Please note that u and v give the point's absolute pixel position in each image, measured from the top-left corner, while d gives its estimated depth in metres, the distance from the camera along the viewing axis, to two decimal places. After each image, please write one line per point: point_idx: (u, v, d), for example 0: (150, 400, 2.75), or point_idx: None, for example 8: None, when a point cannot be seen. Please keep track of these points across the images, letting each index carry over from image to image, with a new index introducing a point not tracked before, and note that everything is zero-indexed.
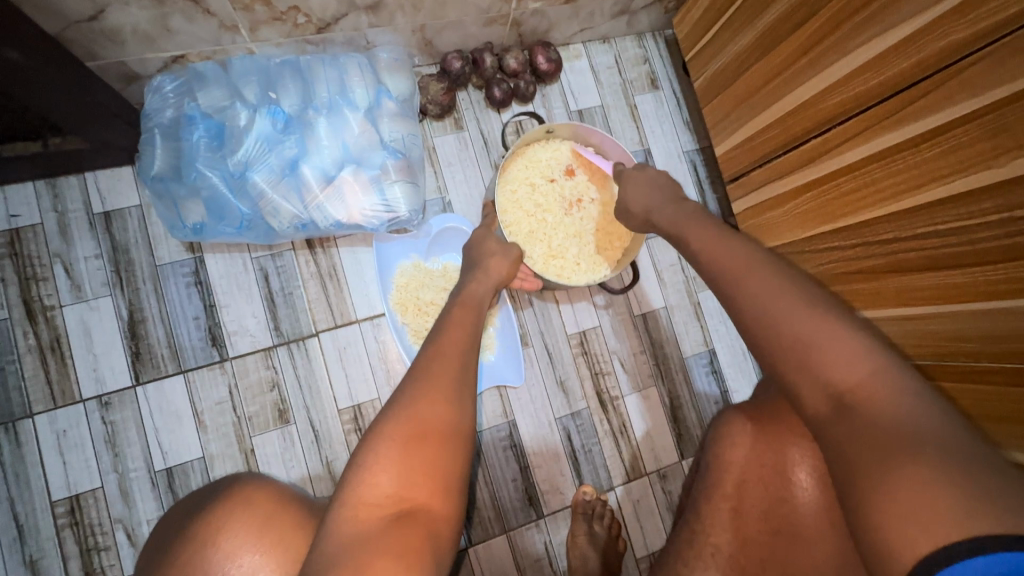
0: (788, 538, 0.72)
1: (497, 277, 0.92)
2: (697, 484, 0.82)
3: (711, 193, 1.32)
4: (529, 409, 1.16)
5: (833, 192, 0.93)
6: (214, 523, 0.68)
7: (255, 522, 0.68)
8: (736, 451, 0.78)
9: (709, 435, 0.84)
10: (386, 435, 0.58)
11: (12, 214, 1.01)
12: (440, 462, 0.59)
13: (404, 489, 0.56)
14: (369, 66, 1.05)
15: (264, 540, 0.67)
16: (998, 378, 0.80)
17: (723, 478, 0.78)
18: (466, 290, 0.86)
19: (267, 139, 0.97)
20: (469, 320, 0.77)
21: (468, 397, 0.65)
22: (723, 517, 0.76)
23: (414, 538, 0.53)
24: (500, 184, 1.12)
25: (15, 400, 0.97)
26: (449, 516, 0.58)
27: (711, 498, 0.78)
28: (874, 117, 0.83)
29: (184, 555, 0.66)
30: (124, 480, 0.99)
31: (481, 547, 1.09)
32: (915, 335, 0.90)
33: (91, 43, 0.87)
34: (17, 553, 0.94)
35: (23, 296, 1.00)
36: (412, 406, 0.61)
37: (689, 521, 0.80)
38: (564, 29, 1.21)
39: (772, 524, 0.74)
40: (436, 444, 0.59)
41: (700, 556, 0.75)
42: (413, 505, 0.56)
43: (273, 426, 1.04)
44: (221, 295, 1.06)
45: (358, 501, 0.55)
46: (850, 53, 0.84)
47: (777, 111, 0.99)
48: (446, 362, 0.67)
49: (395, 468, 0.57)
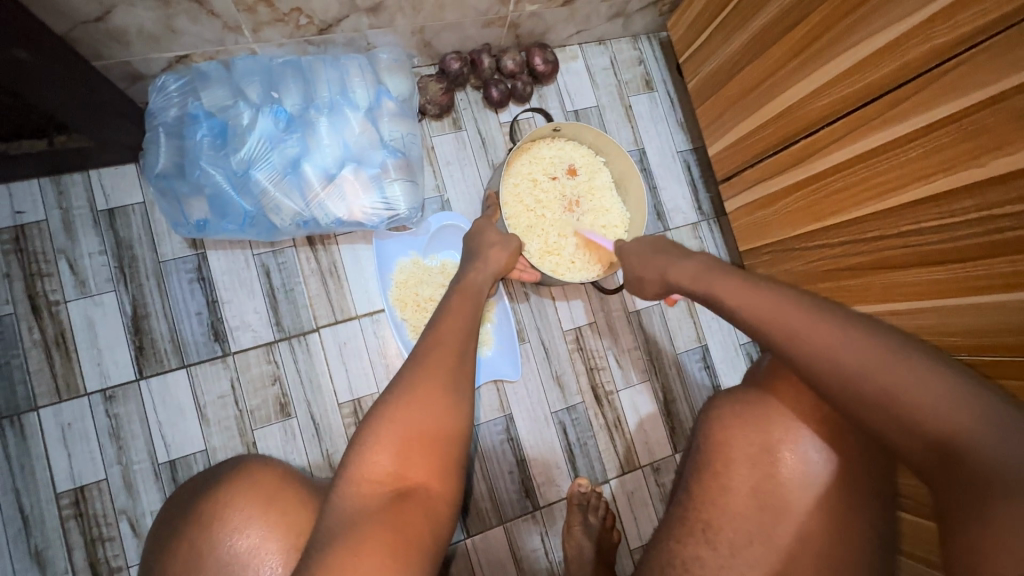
0: (776, 521, 0.75)
1: (496, 267, 0.94)
2: (687, 473, 0.85)
3: (704, 192, 1.35)
4: (526, 403, 1.19)
5: (822, 191, 0.96)
6: (221, 501, 0.70)
7: (262, 499, 0.70)
8: (725, 441, 0.80)
9: (698, 426, 0.87)
10: (386, 419, 0.60)
11: (17, 211, 1.02)
12: (439, 445, 0.61)
13: (405, 468, 0.59)
14: (370, 66, 1.07)
15: (269, 518, 0.69)
16: (1007, 372, 0.79)
17: (712, 468, 0.80)
18: (464, 281, 0.88)
19: (271, 137, 0.99)
20: (467, 311, 0.79)
21: (466, 386, 0.67)
22: (713, 504, 0.78)
23: (414, 514, 0.55)
24: (506, 176, 1.14)
25: (20, 393, 0.99)
26: (448, 495, 0.60)
27: (701, 485, 0.80)
28: (860, 119, 0.86)
29: (191, 537, 0.68)
30: (128, 472, 1.00)
31: (478, 538, 1.12)
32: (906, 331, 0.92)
33: (97, 44, 0.88)
34: (23, 543, 0.96)
35: (29, 291, 1.01)
36: (411, 391, 0.63)
37: (680, 506, 0.82)
38: (560, 31, 1.24)
39: (760, 500, 0.76)
40: (434, 426, 0.61)
41: (690, 540, 0.78)
42: (412, 484, 0.58)
43: (274, 419, 1.06)
44: (223, 291, 1.08)
45: (359, 479, 0.58)
46: (839, 56, 0.87)
47: (768, 112, 1.02)
48: (444, 350, 0.69)
49: (395, 452, 0.59)
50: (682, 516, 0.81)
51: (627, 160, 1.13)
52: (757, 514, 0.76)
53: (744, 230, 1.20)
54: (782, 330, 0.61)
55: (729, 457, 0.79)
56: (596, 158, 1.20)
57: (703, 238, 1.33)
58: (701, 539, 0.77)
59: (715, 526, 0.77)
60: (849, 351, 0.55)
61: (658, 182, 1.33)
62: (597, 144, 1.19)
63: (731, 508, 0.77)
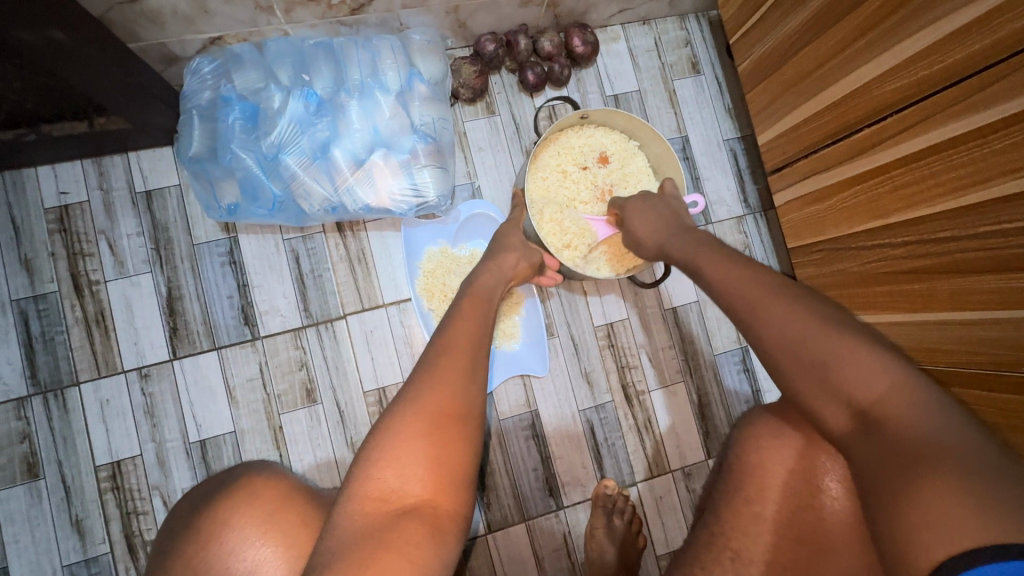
0: (813, 549, 0.70)
1: (508, 270, 0.91)
2: (716, 490, 0.80)
3: (751, 183, 1.26)
4: (553, 399, 1.15)
5: (885, 186, 0.87)
6: (217, 519, 0.71)
7: (263, 517, 0.71)
8: (759, 460, 0.75)
9: (732, 438, 0.82)
10: (391, 435, 0.58)
11: (62, 191, 1.05)
12: (442, 452, 0.59)
13: (404, 487, 0.56)
14: (402, 47, 1.04)
15: (270, 537, 0.70)
16: (989, 385, 0.84)
17: (745, 486, 0.75)
18: (476, 283, 0.84)
19: (301, 121, 0.98)
20: (480, 312, 0.76)
21: (479, 392, 0.65)
22: (744, 527, 0.73)
23: (417, 534, 0.53)
24: (530, 174, 1.10)
25: (63, 368, 1.02)
26: (456, 513, 0.57)
27: (731, 503, 0.75)
28: (936, 105, 0.77)
29: (185, 554, 0.70)
30: (161, 449, 1.03)
31: (500, 534, 1.10)
32: (949, 341, 0.87)
33: (133, 24, 0.88)
34: (65, 512, 1.00)
35: (71, 271, 1.04)
36: (423, 399, 0.61)
37: (706, 527, 0.77)
38: (602, 9, 1.17)
39: (797, 531, 0.71)
40: (443, 450, 0.59)
41: (716, 567, 0.72)
42: (415, 502, 0.56)
43: (300, 405, 1.07)
44: (253, 275, 1.09)
45: (363, 496, 0.56)
46: (914, 35, 0.77)
47: (827, 97, 0.93)
48: (458, 353, 0.67)
49: (398, 469, 0.57)
50: (707, 537, 0.75)
51: (662, 142, 1.07)
52: (792, 543, 0.71)
53: (794, 226, 1.11)
54: (833, 365, 0.55)
55: (766, 479, 0.74)
56: (627, 143, 1.15)
57: (747, 233, 1.25)
58: (728, 569, 0.72)
59: (744, 557, 0.72)
60: (840, 350, 0.55)
61: (701, 172, 1.25)
62: (628, 128, 1.13)
63: (765, 531, 0.72)
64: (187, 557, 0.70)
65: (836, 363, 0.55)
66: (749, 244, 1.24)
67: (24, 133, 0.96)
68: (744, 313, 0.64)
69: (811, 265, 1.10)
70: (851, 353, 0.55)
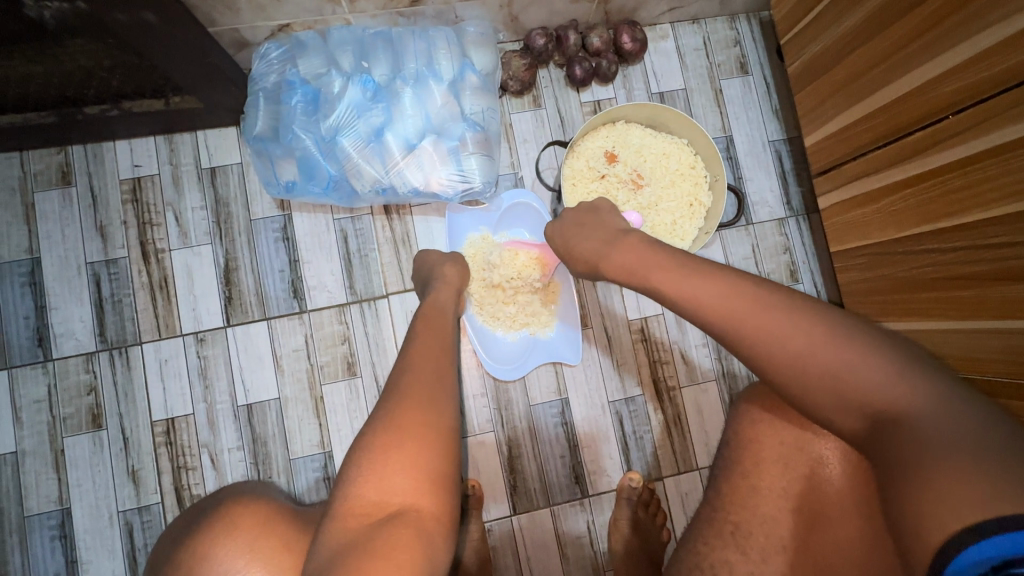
0: (809, 523, 0.74)
1: (455, 282, 0.96)
2: (716, 468, 0.84)
3: (795, 185, 1.26)
4: (583, 389, 1.17)
5: (937, 189, 0.86)
6: (198, 553, 0.76)
7: (246, 543, 0.77)
8: (771, 439, 0.78)
9: (737, 415, 0.84)
10: (377, 442, 0.63)
11: (136, 164, 1.13)
12: (426, 456, 0.63)
13: (387, 495, 0.60)
14: (456, 39, 1.07)
15: (253, 567, 0.75)
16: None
17: (744, 462, 0.79)
18: (430, 299, 0.89)
19: (358, 106, 1.03)
20: (440, 331, 0.80)
21: (448, 405, 0.69)
22: (743, 501, 0.77)
23: (405, 536, 0.57)
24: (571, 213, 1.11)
25: (128, 328, 1.10)
26: (439, 513, 0.61)
27: (732, 478, 0.80)
28: (996, 108, 0.76)
29: (212, 536, 0.77)
30: (211, 410, 1.09)
31: (524, 517, 1.12)
32: (991, 350, 0.85)
33: (212, 10, 0.94)
34: (123, 462, 1.07)
35: (140, 239, 1.12)
36: (395, 416, 0.65)
37: (709, 504, 0.81)
38: (652, 8, 1.18)
39: (796, 505, 0.76)
40: (443, 456, 0.64)
41: (719, 542, 0.76)
42: (401, 506, 0.60)
43: (342, 377, 1.12)
44: (304, 251, 1.15)
45: (348, 512, 0.60)
46: (977, 35, 0.76)
47: (881, 98, 0.92)
48: (423, 374, 0.71)
49: (380, 477, 0.61)
50: (710, 514, 0.80)
51: (654, 105, 1.09)
52: (790, 515, 0.75)
53: (839, 229, 1.10)
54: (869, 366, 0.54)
55: (758, 453, 0.78)
56: (616, 128, 1.15)
57: (789, 236, 1.24)
58: (730, 542, 0.76)
59: (744, 531, 0.76)
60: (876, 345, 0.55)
61: (745, 173, 1.25)
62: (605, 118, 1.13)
63: (762, 504, 0.76)
64: (213, 539, 0.77)
65: (881, 353, 0.54)
66: (792, 246, 1.24)
67: (107, 109, 1.04)
68: (767, 287, 0.62)
69: (854, 270, 1.08)
70: (879, 345, 0.55)
